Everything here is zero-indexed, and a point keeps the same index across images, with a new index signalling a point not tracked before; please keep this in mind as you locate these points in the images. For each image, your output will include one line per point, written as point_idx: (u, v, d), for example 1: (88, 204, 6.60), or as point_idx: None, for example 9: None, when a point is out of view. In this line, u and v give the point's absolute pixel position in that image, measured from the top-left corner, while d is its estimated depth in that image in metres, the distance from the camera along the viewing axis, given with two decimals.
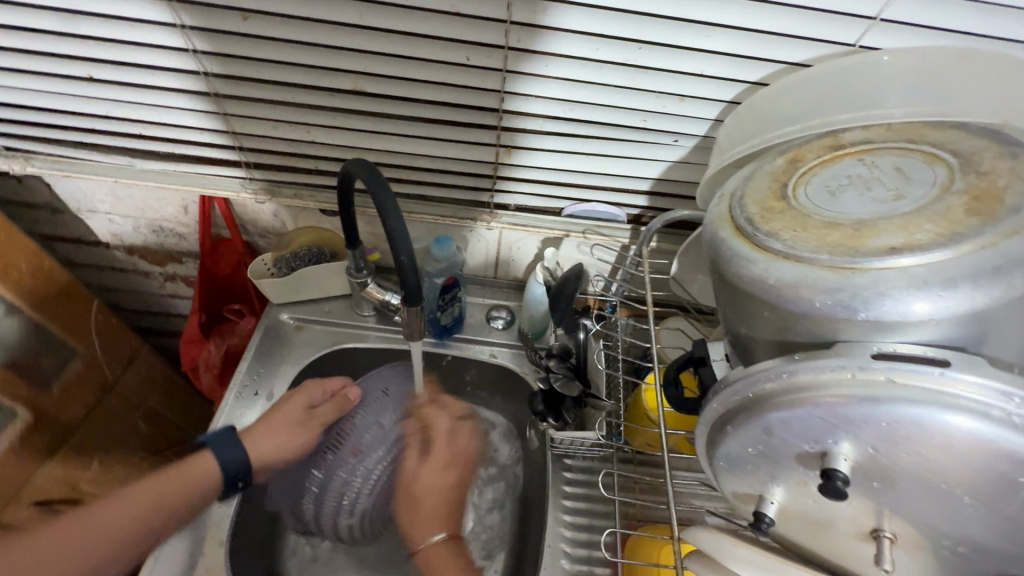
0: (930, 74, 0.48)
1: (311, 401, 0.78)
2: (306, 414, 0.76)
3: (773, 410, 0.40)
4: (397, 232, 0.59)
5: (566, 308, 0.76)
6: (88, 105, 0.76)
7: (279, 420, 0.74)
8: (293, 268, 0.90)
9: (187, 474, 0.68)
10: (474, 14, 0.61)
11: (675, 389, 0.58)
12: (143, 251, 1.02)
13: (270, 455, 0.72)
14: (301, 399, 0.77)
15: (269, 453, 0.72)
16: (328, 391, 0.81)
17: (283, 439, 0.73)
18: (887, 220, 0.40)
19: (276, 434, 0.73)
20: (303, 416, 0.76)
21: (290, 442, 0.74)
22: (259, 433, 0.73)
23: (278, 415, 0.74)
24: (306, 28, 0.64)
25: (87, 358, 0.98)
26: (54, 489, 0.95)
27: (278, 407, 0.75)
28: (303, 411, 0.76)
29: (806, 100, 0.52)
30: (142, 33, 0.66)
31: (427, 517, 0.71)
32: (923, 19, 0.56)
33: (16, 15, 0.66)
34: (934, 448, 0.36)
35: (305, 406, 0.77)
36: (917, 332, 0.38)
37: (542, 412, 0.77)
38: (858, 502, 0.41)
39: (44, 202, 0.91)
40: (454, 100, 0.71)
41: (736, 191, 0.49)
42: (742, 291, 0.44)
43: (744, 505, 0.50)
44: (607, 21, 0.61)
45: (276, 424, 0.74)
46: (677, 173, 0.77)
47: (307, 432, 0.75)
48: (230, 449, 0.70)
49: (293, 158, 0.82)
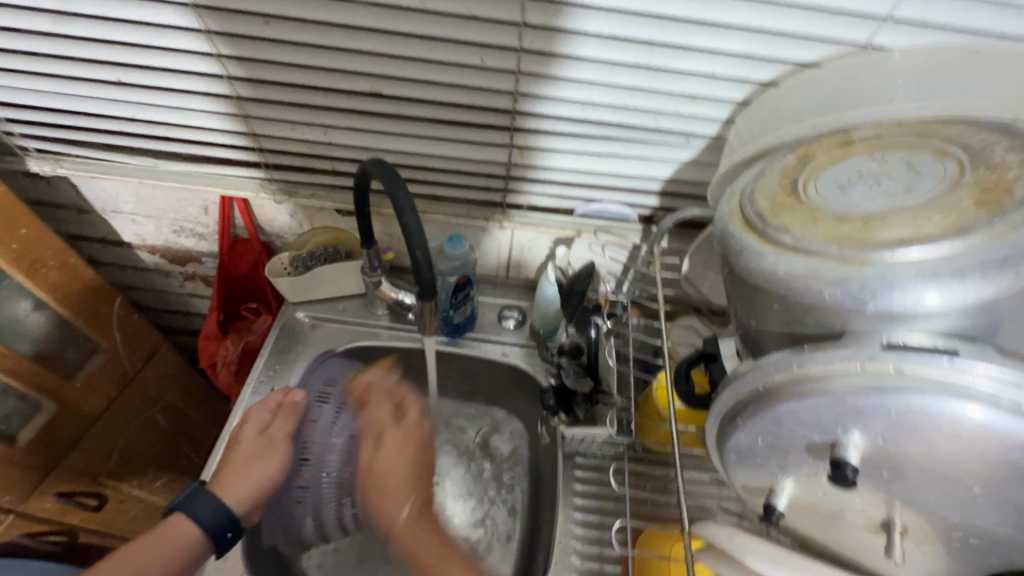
0: (942, 71, 0.48)
1: (263, 423, 0.77)
2: (263, 434, 0.76)
3: (783, 401, 0.41)
4: (412, 229, 0.60)
5: (577, 305, 0.78)
6: (116, 109, 0.79)
7: (242, 450, 0.73)
8: (310, 267, 0.92)
9: (167, 542, 0.64)
10: (489, 17, 0.63)
11: (686, 385, 0.59)
12: (164, 251, 1.04)
13: (250, 485, 0.71)
14: (252, 425, 0.76)
15: (249, 487, 0.71)
16: (271, 408, 0.79)
17: (253, 468, 0.72)
18: (897, 212, 0.41)
19: (243, 464, 0.72)
20: (261, 438, 0.75)
21: (261, 466, 0.73)
22: (227, 475, 0.71)
23: (238, 450, 0.74)
24: (325, 31, 0.66)
25: (109, 352, 1.00)
26: (78, 481, 0.99)
27: (235, 444, 0.74)
28: (258, 435, 0.75)
29: (817, 98, 0.53)
30: (168, 38, 0.69)
31: (391, 494, 0.72)
32: (936, 17, 0.56)
33: (49, 21, 0.68)
34: (943, 437, 0.36)
35: (257, 431, 0.76)
36: (926, 322, 0.38)
37: (554, 407, 0.76)
38: (867, 493, 0.42)
39: (71, 203, 0.95)
40: (467, 101, 0.72)
41: (746, 188, 0.50)
42: (751, 284, 0.45)
43: (756, 499, 0.50)
44: (619, 23, 0.62)
45: (242, 456, 0.73)
46: (688, 173, 0.78)
47: (272, 450, 0.75)
48: (202, 505, 0.67)
49: (310, 159, 0.85)
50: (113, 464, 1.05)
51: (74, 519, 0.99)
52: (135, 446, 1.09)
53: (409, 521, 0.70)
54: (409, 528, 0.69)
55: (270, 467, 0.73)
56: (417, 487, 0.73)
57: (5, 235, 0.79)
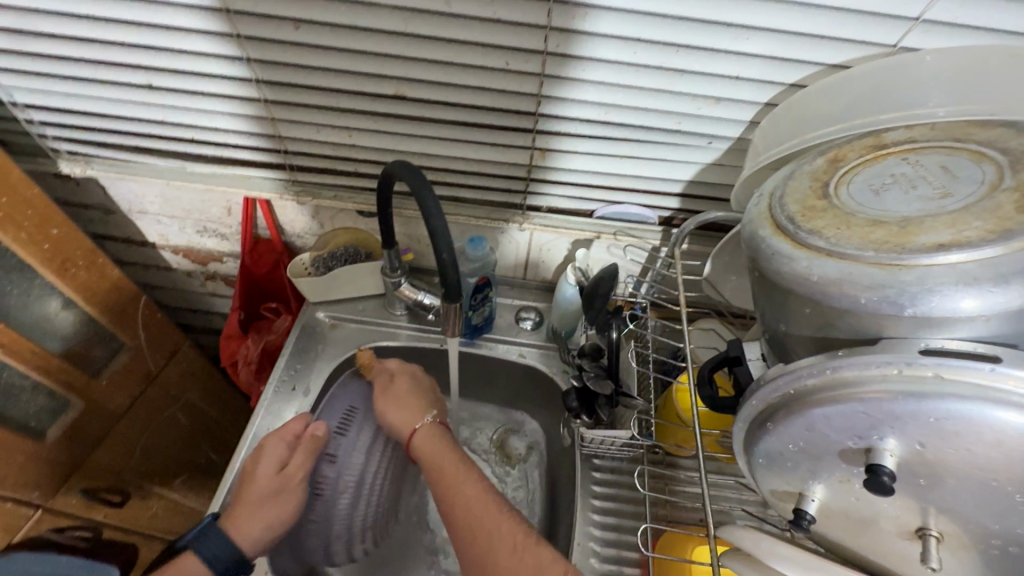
0: (978, 71, 0.48)
1: (281, 460, 0.72)
2: (281, 473, 0.71)
3: (817, 406, 0.41)
4: (439, 230, 0.61)
5: (601, 306, 0.77)
6: (146, 112, 0.81)
7: (260, 487, 0.69)
8: (331, 267, 0.93)
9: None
10: (516, 21, 0.63)
11: (709, 389, 0.58)
12: (187, 251, 1.06)
13: (263, 531, 0.67)
14: (270, 461, 0.72)
15: (266, 527, 0.68)
16: (291, 441, 0.75)
17: (266, 513, 0.68)
18: (934, 217, 0.41)
19: (259, 501, 0.69)
20: (281, 477, 0.71)
21: (279, 507, 0.70)
22: (242, 511, 0.68)
23: (254, 487, 0.69)
24: (353, 35, 0.67)
25: (134, 351, 1.02)
26: (102, 476, 1.02)
27: (253, 475, 0.71)
28: (277, 474, 0.71)
29: (847, 100, 0.52)
30: (198, 42, 0.70)
31: (405, 413, 0.76)
32: (968, 18, 0.56)
33: (83, 26, 0.70)
34: (983, 443, 0.36)
35: (276, 466, 0.72)
36: (965, 328, 0.38)
37: (576, 410, 0.76)
38: (901, 499, 0.41)
39: (98, 203, 0.96)
40: (491, 104, 0.73)
41: (776, 190, 0.50)
42: (782, 287, 0.44)
43: (784, 503, 0.50)
44: (645, 25, 0.62)
45: (258, 496, 0.69)
46: (709, 175, 0.78)
47: (287, 496, 0.71)
48: (216, 546, 0.65)
49: (333, 161, 0.86)
50: (136, 459, 1.07)
51: (99, 515, 1.00)
52: (157, 443, 1.11)
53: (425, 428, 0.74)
54: (424, 438, 0.73)
55: (286, 512, 0.70)
56: (429, 401, 0.79)
57: (36, 234, 0.81)
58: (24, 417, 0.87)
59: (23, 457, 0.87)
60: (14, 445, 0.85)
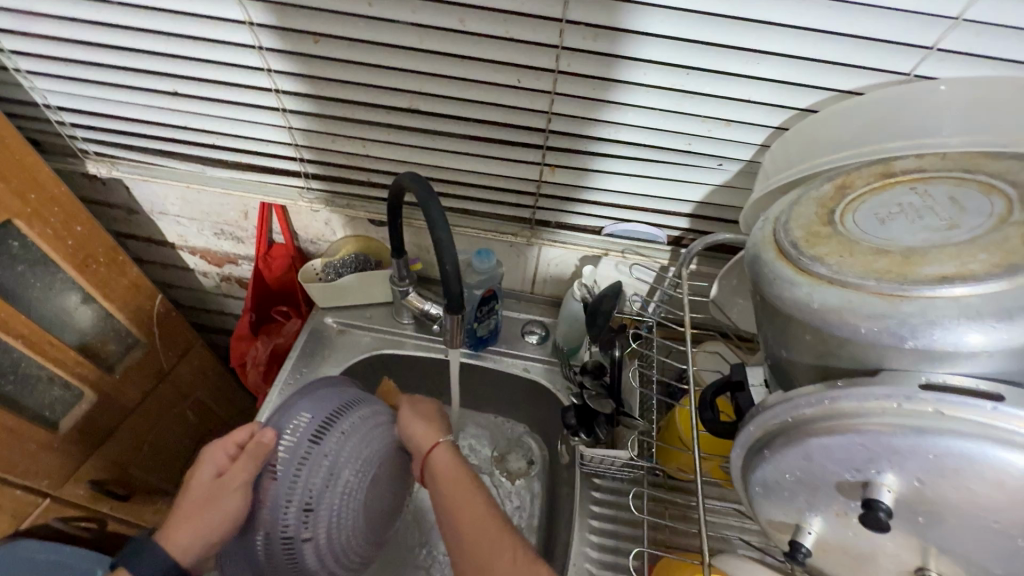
0: (991, 101, 0.47)
1: (220, 467, 0.66)
2: (216, 480, 0.65)
3: (815, 435, 0.40)
4: (443, 241, 0.62)
5: (604, 324, 0.76)
6: (171, 117, 0.84)
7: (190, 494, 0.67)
8: (340, 274, 0.95)
9: None
10: (528, 40, 0.64)
11: (711, 413, 0.56)
12: (205, 252, 1.09)
13: (193, 539, 0.64)
14: (208, 468, 0.66)
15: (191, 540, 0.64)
16: (232, 451, 0.67)
17: (198, 521, 0.63)
18: (938, 248, 0.40)
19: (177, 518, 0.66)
20: (217, 482, 0.65)
21: (211, 515, 0.63)
22: (176, 524, 0.65)
23: (189, 495, 0.66)
24: (368, 51, 0.69)
25: (148, 348, 1.04)
26: (110, 469, 1.03)
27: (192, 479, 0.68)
28: (215, 480, 0.65)
29: (857, 127, 0.52)
30: (223, 52, 0.72)
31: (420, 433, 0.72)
32: (984, 49, 0.56)
33: (116, 36, 0.73)
34: (985, 484, 0.35)
35: (215, 472, 0.66)
36: (969, 363, 0.37)
37: (575, 427, 0.77)
38: (901, 537, 0.40)
39: (122, 203, 1.00)
40: (503, 119, 0.74)
41: (781, 215, 0.49)
42: (784, 314, 0.44)
43: (779, 534, 0.49)
44: (657, 47, 0.62)
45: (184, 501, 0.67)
46: (719, 197, 0.78)
47: (221, 502, 0.63)
48: (149, 557, 0.64)
49: (348, 170, 0.87)
50: (143, 455, 1.09)
51: (104, 507, 1.03)
52: (164, 439, 1.13)
53: (440, 450, 0.70)
54: (439, 457, 0.69)
55: (214, 522, 0.63)
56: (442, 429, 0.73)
57: (61, 231, 0.84)
58: (40, 408, 0.91)
59: (36, 447, 0.89)
60: (28, 433, 0.86)
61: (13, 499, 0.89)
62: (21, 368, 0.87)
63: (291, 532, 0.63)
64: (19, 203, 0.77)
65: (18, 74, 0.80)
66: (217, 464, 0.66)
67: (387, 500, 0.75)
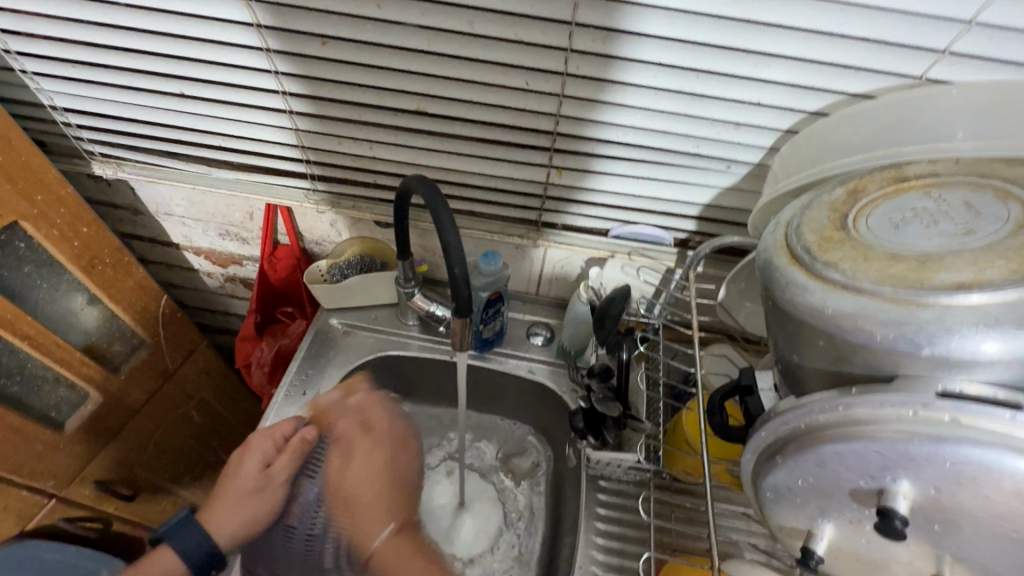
0: (1006, 105, 0.46)
1: (267, 459, 0.74)
2: (263, 473, 0.74)
3: (828, 442, 0.39)
4: (452, 245, 0.61)
5: (611, 327, 0.76)
6: (177, 118, 0.83)
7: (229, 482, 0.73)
8: (345, 276, 0.95)
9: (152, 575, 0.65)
10: (537, 42, 0.64)
11: (719, 416, 0.56)
12: (209, 253, 1.09)
13: (234, 525, 0.71)
14: (255, 459, 0.73)
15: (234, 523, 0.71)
16: (278, 445, 0.75)
17: (242, 510, 0.72)
18: (954, 255, 0.40)
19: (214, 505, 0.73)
20: (265, 475, 0.74)
21: (259, 504, 0.73)
22: (216, 509, 0.71)
23: (232, 483, 0.72)
24: (376, 53, 0.69)
25: (153, 348, 1.04)
26: (115, 469, 1.03)
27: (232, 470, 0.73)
28: (261, 472, 0.73)
29: (869, 131, 0.52)
30: (230, 54, 0.72)
31: (373, 518, 0.75)
32: (996, 53, 0.55)
33: (123, 37, 0.73)
34: (1002, 493, 0.35)
35: (262, 466, 0.73)
36: (986, 371, 0.37)
37: (582, 431, 0.75)
38: (915, 544, 0.40)
39: (127, 204, 1.00)
40: (511, 121, 0.74)
41: (793, 220, 0.49)
42: (797, 319, 0.43)
43: (790, 540, 0.48)
44: (667, 50, 0.62)
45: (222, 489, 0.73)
46: (727, 199, 0.77)
47: (272, 491, 0.74)
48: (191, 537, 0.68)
49: (354, 172, 0.87)
50: (147, 456, 1.09)
51: (108, 507, 1.03)
52: (169, 439, 1.13)
53: (387, 544, 0.74)
54: (387, 546, 0.74)
55: (260, 511, 0.73)
56: (398, 509, 0.77)
57: (67, 232, 0.84)
58: (45, 408, 0.91)
59: (42, 447, 0.89)
60: (33, 433, 0.87)
61: (19, 499, 0.89)
62: (27, 368, 0.87)
63: (323, 529, 0.77)
64: (25, 205, 0.77)
65: (25, 75, 0.80)
66: (263, 457, 0.74)
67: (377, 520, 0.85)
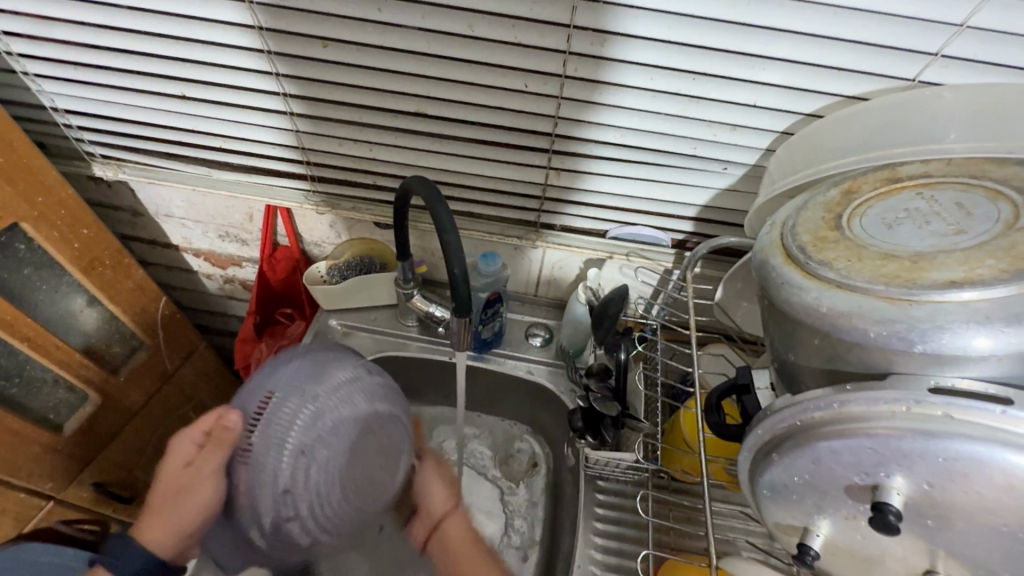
0: (998, 107, 0.47)
1: (190, 455, 0.60)
2: (188, 468, 0.59)
3: (823, 439, 0.40)
4: (451, 245, 0.62)
5: (610, 327, 0.76)
6: (178, 120, 0.84)
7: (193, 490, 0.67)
8: (345, 277, 0.95)
9: None
10: (536, 44, 0.65)
11: (717, 415, 0.56)
12: (209, 254, 1.09)
13: (167, 532, 0.61)
14: (179, 458, 0.60)
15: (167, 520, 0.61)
16: (200, 438, 0.60)
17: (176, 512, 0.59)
18: (946, 253, 0.40)
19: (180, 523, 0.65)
20: (188, 471, 0.59)
21: (187, 507, 0.59)
22: (151, 516, 0.63)
23: (165, 486, 0.62)
24: (376, 54, 0.70)
25: (153, 350, 1.04)
26: (114, 471, 1.03)
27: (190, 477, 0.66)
28: (186, 471, 0.59)
29: (863, 133, 0.52)
30: (231, 56, 0.73)
31: (435, 498, 0.71)
32: (987, 56, 0.56)
33: (124, 39, 0.73)
34: (993, 487, 0.35)
35: (187, 462, 0.60)
36: (977, 367, 0.37)
37: (581, 430, 0.77)
38: (909, 540, 0.41)
39: (127, 205, 1.00)
40: (509, 122, 0.74)
41: (788, 220, 0.50)
42: (793, 318, 0.44)
43: (787, 537, 0.49)
44: (664, 52, 0.63)
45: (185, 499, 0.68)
46: (724, 201, 0.78)
47: (195, 493, 0.58)
48: (129, 548, 0.62)
49: (354, 173, 0.88)
50: (146, 458, 1.09)
51: (108, 509, 1.03)
52: (167, 441, 1.13)
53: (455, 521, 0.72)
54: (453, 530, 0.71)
55: (193, 514, 0.59)
56: (453, 489, 0.73)
57: (67, 233, 0.84)
58: (43, 410, 0.91)
59: (40, 449, 0.89)
60: (32, 436, 0.86)
61: (17, 501, 0.88)
62: (26, 370, 0.87)
63: (273, 515, 0.53)
64: (25, 206, 0.78)
65: (27, 77, 0.80)
66: (189, 450, 0.60)
67: (371, 470, 0.59)
